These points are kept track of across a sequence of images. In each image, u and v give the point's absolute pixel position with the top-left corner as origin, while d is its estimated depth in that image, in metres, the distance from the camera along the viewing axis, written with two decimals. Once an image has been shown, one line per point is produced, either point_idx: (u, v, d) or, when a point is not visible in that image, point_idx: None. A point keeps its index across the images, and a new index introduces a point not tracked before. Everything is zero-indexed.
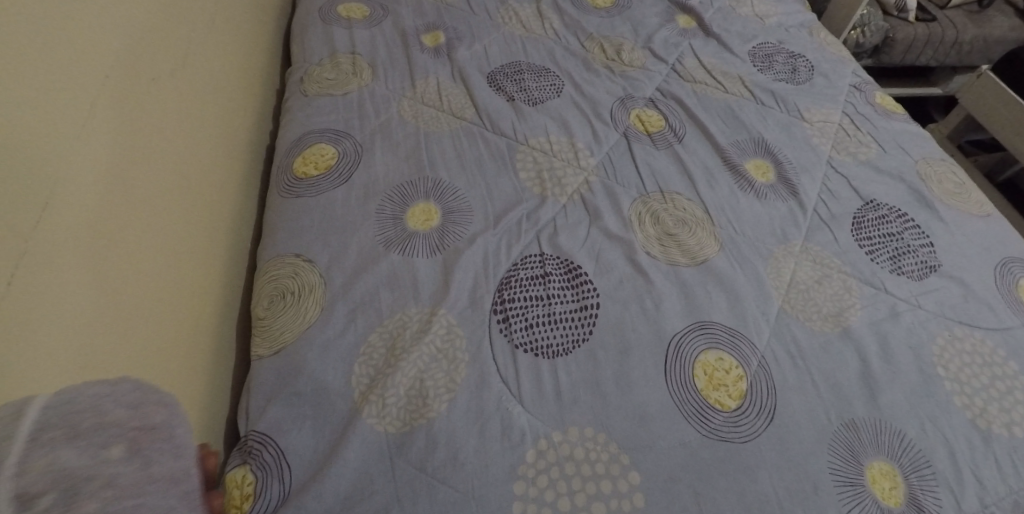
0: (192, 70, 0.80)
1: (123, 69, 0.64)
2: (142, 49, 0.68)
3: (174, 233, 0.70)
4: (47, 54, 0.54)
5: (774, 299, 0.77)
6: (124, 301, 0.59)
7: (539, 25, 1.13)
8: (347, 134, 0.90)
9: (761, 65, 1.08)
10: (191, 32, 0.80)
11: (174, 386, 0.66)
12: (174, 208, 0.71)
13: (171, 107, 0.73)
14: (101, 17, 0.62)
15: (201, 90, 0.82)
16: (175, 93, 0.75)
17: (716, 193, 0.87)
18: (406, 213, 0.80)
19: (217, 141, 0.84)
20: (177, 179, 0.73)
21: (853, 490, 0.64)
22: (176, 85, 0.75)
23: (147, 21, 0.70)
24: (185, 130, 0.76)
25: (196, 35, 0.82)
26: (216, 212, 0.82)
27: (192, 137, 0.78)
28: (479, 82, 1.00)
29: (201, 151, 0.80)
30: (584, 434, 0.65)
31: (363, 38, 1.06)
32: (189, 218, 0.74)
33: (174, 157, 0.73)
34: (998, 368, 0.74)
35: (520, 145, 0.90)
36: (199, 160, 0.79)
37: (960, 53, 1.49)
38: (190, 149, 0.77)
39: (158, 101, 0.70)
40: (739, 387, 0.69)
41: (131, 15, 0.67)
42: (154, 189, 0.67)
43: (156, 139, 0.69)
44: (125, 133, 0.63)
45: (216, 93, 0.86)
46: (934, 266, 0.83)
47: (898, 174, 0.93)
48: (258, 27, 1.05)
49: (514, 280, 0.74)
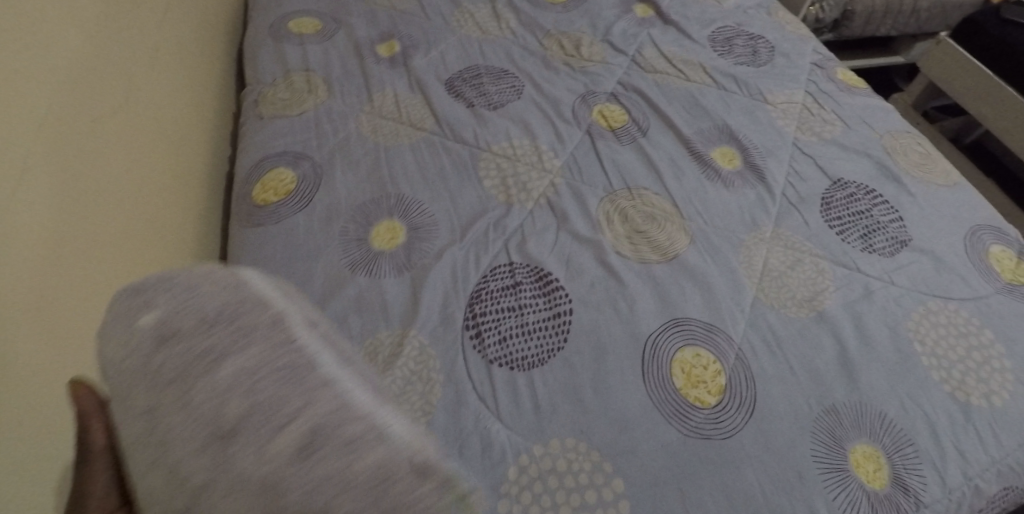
0: (146, 90, 0.80)
1: (73, 96, 0.64)
2: (91, 68, 0.68)
3: (129, 271, 0.69)
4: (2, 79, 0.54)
5: (747, 289, 0.77)
6: (81, 345, 0.59)
7: (495, 25, 1.11)
8: (305, 155, 0.88)
9: (722, 49, 1.08)
10: (141, 46, 0.80)
11: None
12: (128, 245, 0.70)
13: (124, 124, 0.73)
14: (47, 39, 0.61)
15: (154, 121, 0.80)
16: (128, 110, 0.75)
17: (684, 185, 0.87)
18: (370, 233, 0.79)
19: (172, 172, 0.83)
20: (130, 215, 0.72)
21: (838, 476, 0.64)
22: (129, 101, 0.75)
23: (93, 56, 0.69)
24: (138, 164, 0.75)
25: (145, 64, 0.81)
26: (175, 245, 0.80)
27: (146, 171, 0.77)
28: (438, 90, 0.98)
29: (156, 184, 0.78)
30: (565, 445, 0.64)
31: (316, 53, 1.04)
32: (146, 234, 0.74)
33: (126, 193, 0.71)
34: (973, 338, 0.74)
35: (483, 152, 0.89)
36: (154, 194, 0.78)
37: (919, 20, 1.47)
38: (144, 184, 0.76)
39: (108, 137, 0.69)
40: (718, 382, 0.69)
41: (78, 35, 0.67)
42: (105, 228, 0.66)
43: (107, 177, 0.68)
44: (71, 176, 0.62)
45: (169, 122, 0.85)
46: (904, 241, 0.83)
47: (864, 149, 0.93)
48: (207, 51, 1.03)
49: (485, 293, 0.73)
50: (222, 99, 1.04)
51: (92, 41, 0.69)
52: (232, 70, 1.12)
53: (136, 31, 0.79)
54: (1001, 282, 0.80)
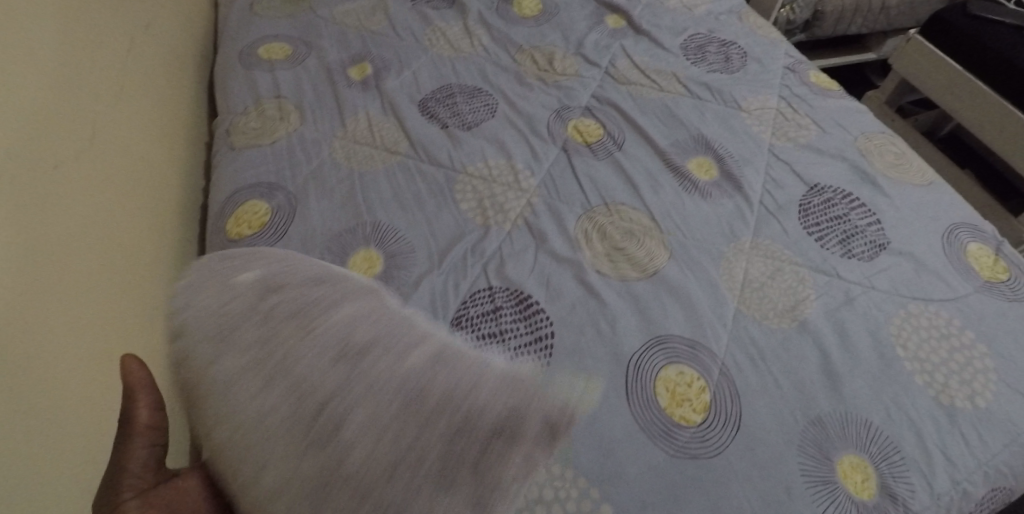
0: (123, 109, 0.82)
1: (53, 111, 0.67)
2: (70, 85, 0.71)
3: (97, 314, 0.68)
4: None
5: (728, 302, 0.77)
6: (44, 395, 0.57)
7: (467, 42, 1.11)
8: (279, 185, 0.87)
9: (694, 58, 1.09)
10: (116, 68, 0.83)
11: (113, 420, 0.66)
12: (95, 287, 0.68)
13: (101, 141, 0.75)
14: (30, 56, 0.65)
15: (120, 157, 0.79)
16: (104, 128, 0.77)
17: (661, 198, 0.87)
18: (347, 262, 0.78)
19: (140, 208, 0.81)
20: (96, 256, 0.70)
21: (826, 489, 0.63)
22: (105, 118, 0.77)
23: (53, 96, 0.68)
24: (105, 202, 0.73)
25: (110, 101, 0.79)
26: (146, 282, 0.79)
27: (114, 208, 0.75)
28: (411, 112, 0.97)
29: (123, 222, 0.77)
30: (553, 472, 0.63)
31: (287, 79, 1.03)
32: (123, 251, 0.75)
33: (91, 233, 0.70)
34: (955, 340, 0.74)
35: (459, 174, 0.88)
36: (122, 232, 0.76)
37: (888, 18, 1.49)
38: (111, 221, 0.74)
39: (71, 178, 0.68)
40: (703, 399, 0.68)
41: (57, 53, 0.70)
42: (69, 271, 0.65)
43: (70, 218, 0.67)
44: (49, 186, 0.64)
45: (137, 157, 0.83)
46: (883, 244, 0.82)
47: (839, 152, 0.93)
48: (177, 82, 1.02)
49: (465, 320, 0.73)
50: (193, 129, 1.03)
51: (53, 81, 0.68)
52: (204, 98, 1.11)
53: (99, 66, 0.78)
54: (981, 280, 0.80)
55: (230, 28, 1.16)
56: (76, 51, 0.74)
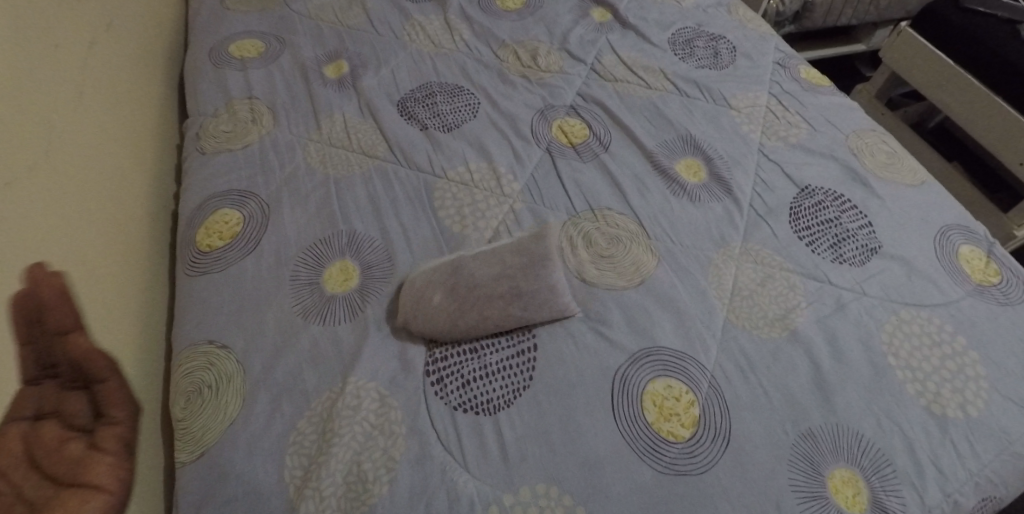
0: (133, 92, 0.93)
1: (83, 69, 0.80)
2: (97, 54, 0.84)
3: (99, 263, 0.74)
4: (39, 30, 0.72)
5: (718, 311, 0.75)
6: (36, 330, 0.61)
7: (448, 38, 1.07)
8: (251, 193, 0.83)
9: (682, 53, 1.06)
10: (129, 58, 0.94)
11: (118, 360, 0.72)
12: (97, 239, 0.75)
13: (113, 108, 0.86)
14: (73, 22, 0.80)
15: (83, 166, 0.75)
16: (118, 100, 0.88)
17: (648, 201, 0.84)
18: (322, 275, 0.75)
19: (117, 200, 0.81)
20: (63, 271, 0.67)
21: (816, 504, 0.62)
22: (118, 93, 0.88)
23: (13, 95, 0.65)
24: (112, 157, 0.82)
25: (69, 107, 0.75)
26: (118, 296, 0.76)
27: (86, 209, 0.74)
28: (390, 113, 0.94)
29: (90, 234, 0.74)
30: (536, 493, 0.61)
31: (260, 79, 0.99)
32: (124, 207, 0.83)
33: (55, 248, 0.66)
34: (946, 346, 0.72)
35: (439, 179, 0.86)
36: (90, 244, 0.73)
37: (878, 8, 1.47)
38: (84, 222, 0.73)
39: (42, 176, 0.67)
40: (691, 413, 0.66)
41: (93, 29, 0.85)
42: (76, 213, 0.72)
43: (32, 233, 0.63)
44: (71, 122, 0.75)
45: (112, 147, 0.83)
46: (874, 248, 0.81)
47: (830, 152, 0.91)
48: (145, 83, 0.97)
49: (448, 335, 0.71)
50: (162, 132, 0.99)
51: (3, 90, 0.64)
52: (174, 98, 1.06)
53: (56, 70, 0.74)
54: (972, 284, 0.78)
55: (199, 23, 1.11)
56: (29, 55, 0.69)
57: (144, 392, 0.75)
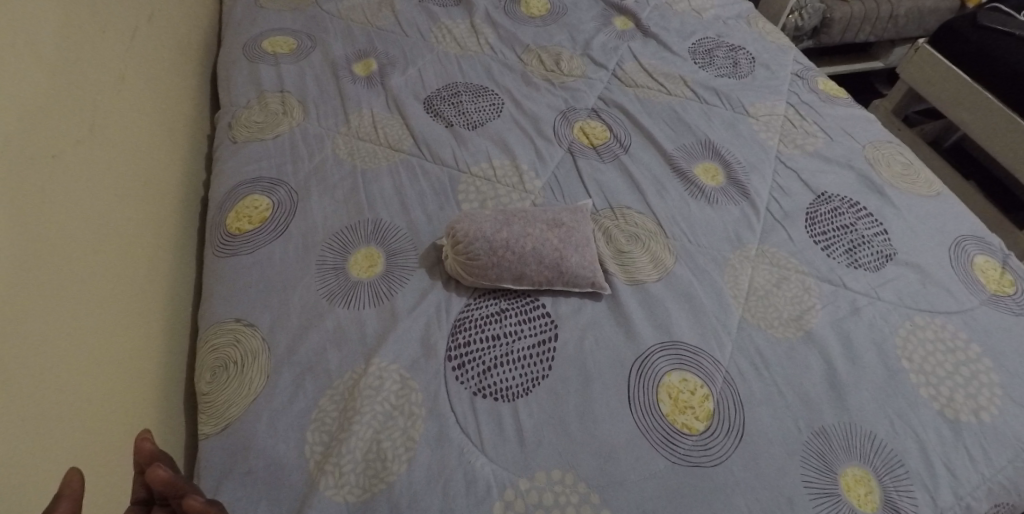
0: (172, 84, 0.97)
1: (130, 60, 0.85)
2: (142, 47, 0.89)
3: (135, 240, 0.77)
4: (91, 20, 0.77)
5: (734, 309, 0.76)
6: (82, 297, 0.64)
7: (474, 41, 1.10)
8: (281, 180, 0.86)
9: (702, 61, 1.09)
10: (170, 53, 0.98)
11: (149, 335, 0.74)
12: (134, 217, 0.78)
13: (154, 98, 0.90)
14: (122, 17, 0.85)
15: (105, 162, 0.74)
16: (158, 91, 0.91)
17: (667, 202, 0.86)
18: (348, 261, 0.77)
19: (153, 182, 0.84)
20: (84, 263, 0.66)
21: (829, 501, 0.62)
22: (159, 84, 0.92)
23: (64, 75, 0.70)
24: (151, 144, 0.86)
25: (100, 98, 0.76)
26: (140, 289, 0.75)
27: (126, 188, 0.77)
28: (416, 110, 0.97)
29: (115, 225, 0.73)
30: (552, 477, 0.62)
31: (292, 73, 1.02)
32: (159, 189, 0.85)
33: (76, 241, 0.65)
34: (960, 353, 0.72)
35: (463, 174, 0.88)
36: (110, 238, 0.72)
37: (896, 26, 1.50)
38: (125, 199, 0.76)
39: (87, 153, 0.71)
40: (706, 407, 0.67)
41: (141, 26, 0.90)
42: (117, 190, 0.75)
43: (60, 218, 0.64)
44: (115, 105, 0.79)
45: (152, 132, 0.87)
46: (889, 254, 0.82)
47: (847, 161, 0.93)
48: (181, 74, 1.01)
49: (468, 321, 0.72)
50: (195, 123, 1.01)
51: (20, 84, 0.62)
52: (207, 90, 1.09)
53: (101, 56, 0.78)
54: (986, 294, 0.79)
55: (234, 19, 1.15)
56: (62, 47, 0.70)
57: (167, 377, 0.75)
